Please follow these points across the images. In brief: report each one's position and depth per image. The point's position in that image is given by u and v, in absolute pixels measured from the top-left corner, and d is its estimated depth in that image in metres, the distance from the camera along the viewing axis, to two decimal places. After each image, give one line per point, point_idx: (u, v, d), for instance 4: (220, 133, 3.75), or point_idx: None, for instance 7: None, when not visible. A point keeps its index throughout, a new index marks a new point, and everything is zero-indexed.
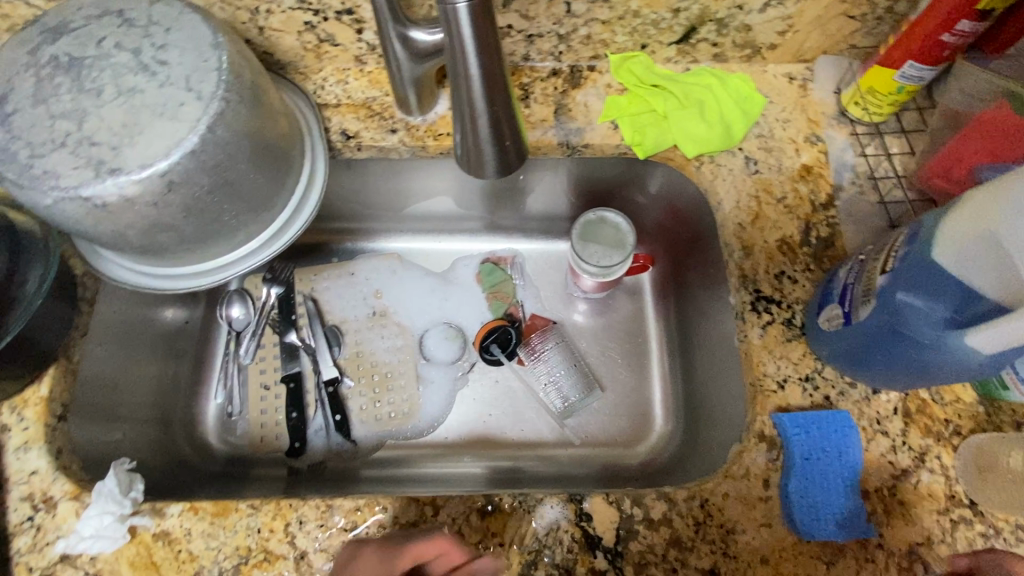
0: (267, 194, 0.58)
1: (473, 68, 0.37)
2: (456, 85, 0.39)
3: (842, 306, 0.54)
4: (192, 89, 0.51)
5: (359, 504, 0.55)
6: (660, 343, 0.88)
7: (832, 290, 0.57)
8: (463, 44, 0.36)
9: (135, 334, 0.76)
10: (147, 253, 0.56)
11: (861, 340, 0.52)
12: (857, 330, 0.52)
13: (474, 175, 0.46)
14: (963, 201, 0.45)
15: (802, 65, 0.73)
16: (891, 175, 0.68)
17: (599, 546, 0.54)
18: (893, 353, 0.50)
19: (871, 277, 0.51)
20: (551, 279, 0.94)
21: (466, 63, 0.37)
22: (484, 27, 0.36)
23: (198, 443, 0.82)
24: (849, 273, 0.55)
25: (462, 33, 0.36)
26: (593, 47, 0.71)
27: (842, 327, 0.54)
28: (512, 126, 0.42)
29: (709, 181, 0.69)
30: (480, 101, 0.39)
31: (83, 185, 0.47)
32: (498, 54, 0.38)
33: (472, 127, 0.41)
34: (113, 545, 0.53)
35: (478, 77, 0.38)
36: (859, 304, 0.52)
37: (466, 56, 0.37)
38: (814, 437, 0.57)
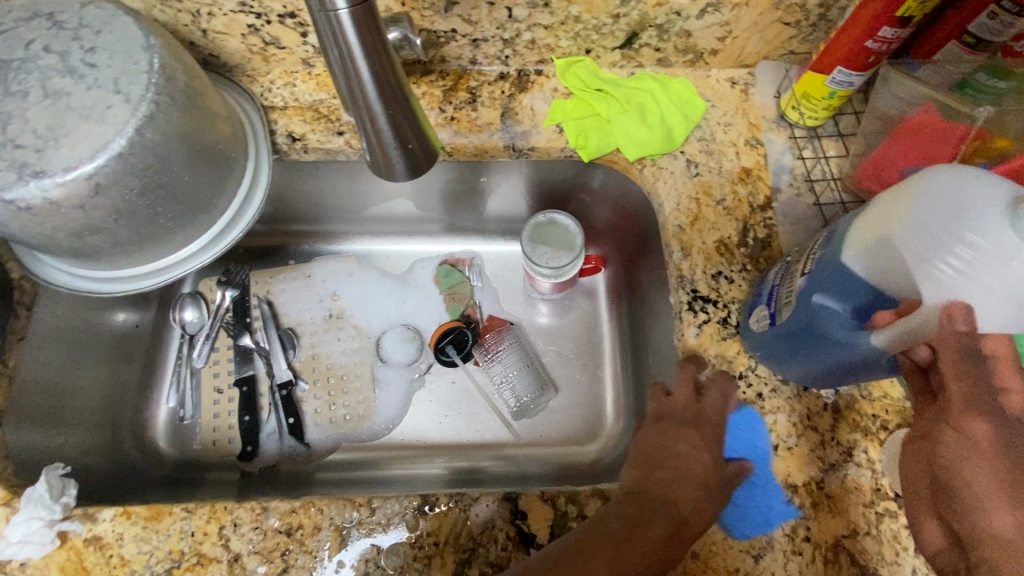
0: (204, 197, 0.58)
1: (364, 72, 0.38)
2: (351, 89, 0.40)
3: (769, 307, 0.56)
4: (120, 92, 0.51)
5: (295, 506, 0.55)
6: (614, 343, 0.89)
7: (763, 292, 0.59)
8: (351, 47, 0.36)
9: (81, 337, 0.76)
10: (80, 256, 0.56)
11: (784, 340, 0.54)
12: (781, 331, 0.54)
13: (386, 179, 0.45)
14: (870, 206, 0.47)
15: (744, 70, 0.75)
16: (827, 178, 0.70)
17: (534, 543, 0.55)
18: (813, 353, 0.52)
19: (792, 282, 0.53)
20: (507, 280, 0.95)
21: (358, 68, 0.38)
22: (370, 31, 0.36)
23: (147, 447, 0.81)
24: (778, 275, 0.57)
25: (348, 38, 0.36)
26: (538, 51, 0.72)
27: (770, 328, 0.56)
28: (416, 128, 0.42)
29: (651, 183, 0.70)
30: (377, 105, 0.40)
31: (6, 189, 0.47)
32: (392, 59, 0.39)
33: (375, 131, 0.41)
34: (40, 551, 0.52)
35: (371, 80, 0.38)
36: (782, 306, 0.54)
37: (355, 61, 0.37)
38: (737, 438, 0.59)
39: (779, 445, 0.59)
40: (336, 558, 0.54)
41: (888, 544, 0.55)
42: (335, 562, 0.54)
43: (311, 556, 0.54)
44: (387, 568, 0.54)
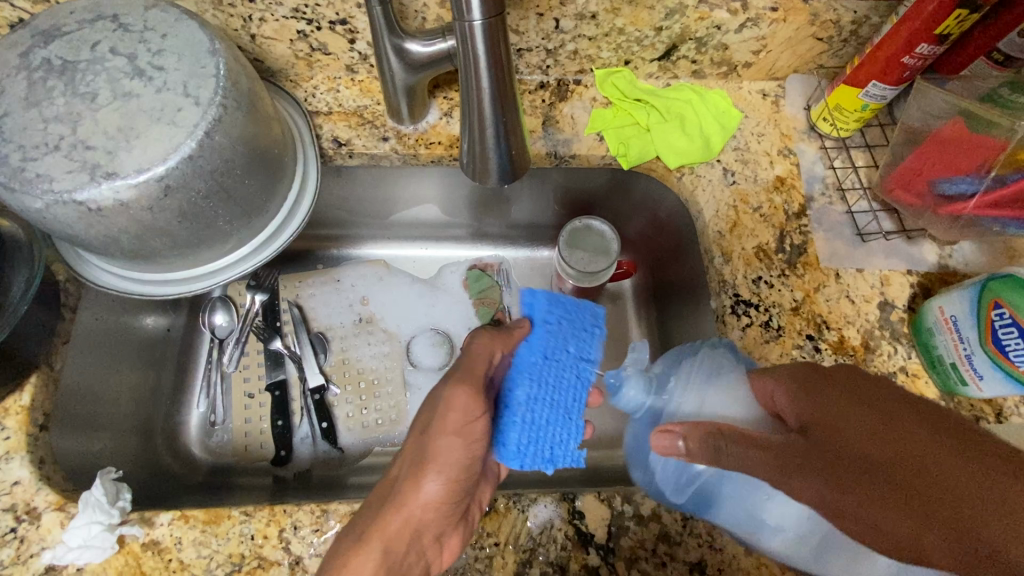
0: (262, 200, 0.58)
1: (485, 82, 0.39)
2: (467, 96, 0.41)
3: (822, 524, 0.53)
4: (189, 95, 0.51)
5: (354, 508, 0.55)
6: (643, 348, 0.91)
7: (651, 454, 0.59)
8: (478, 59, 0.38)
9: (115, 341, 0.75)
10: (136, 258, 0.56)
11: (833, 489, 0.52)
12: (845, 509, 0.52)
13: (479, 184, 0.48)
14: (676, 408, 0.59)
15: (775, 82, 0.78)
16: (858, 187, 0.73)
17: (592, 542, 0.56)
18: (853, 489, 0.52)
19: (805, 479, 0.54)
20: (535, 285, 0.96)
21: (480, 77, 0.39)
22: (499, 44, 0.37)
23: (180, 453, 0.80)
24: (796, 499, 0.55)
25: (477, 49, 0.37)
26: (579, 62, 0.74)
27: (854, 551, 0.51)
28: (519, 137, 0.44)
29: (690, 191, 0.73)
30: (489, 113, 0.41)
31: (77, 189, 0.47)
32: (510, 71, 0.40)
33: (480, 136, 0.43)
34: (100, 556, 0.52)
35: (490, 90, 0.40)
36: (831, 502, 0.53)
37: (481, 71, 0.39)
38: (552, 330, 0.58)
39: None
40: None
41: None
42: None
43: None
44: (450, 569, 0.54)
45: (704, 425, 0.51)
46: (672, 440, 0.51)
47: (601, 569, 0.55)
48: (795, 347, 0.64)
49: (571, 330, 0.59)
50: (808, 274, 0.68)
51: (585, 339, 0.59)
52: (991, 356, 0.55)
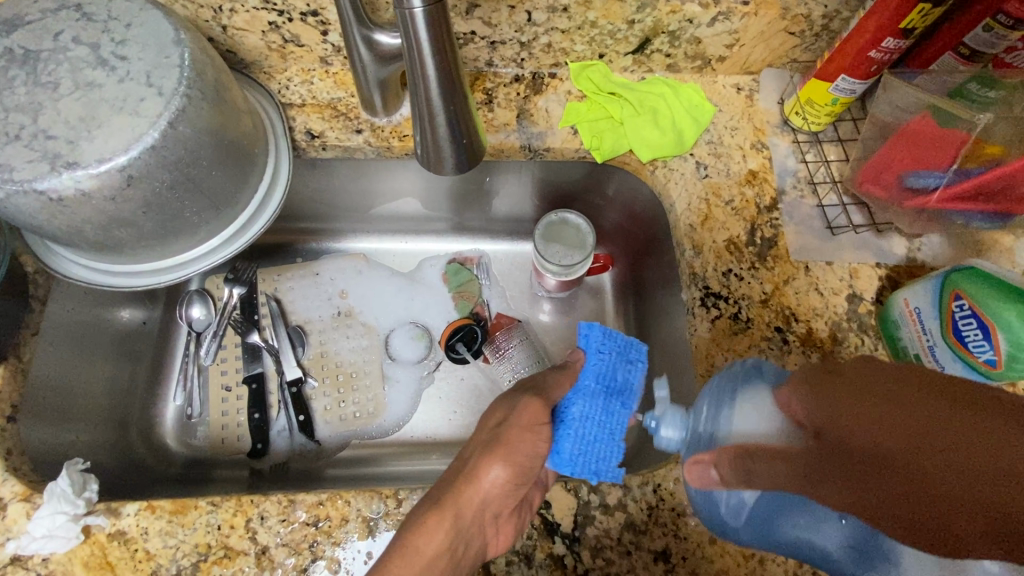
0: (230, 191, 0.58)
1: (431, 71, 0.39)
2: (413, 83, 0.41)
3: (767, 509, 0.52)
4: (152, 85, 0.51)
5: (321, 498, 0.56)
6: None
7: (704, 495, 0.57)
8: (423, 48, 0.38)
9: (89, 333, 0.75)
10: (103, 250, 0.56)
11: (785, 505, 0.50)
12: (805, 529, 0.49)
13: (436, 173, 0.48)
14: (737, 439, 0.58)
15: (749, 77, 0.78)
16: (829, 181, 0.73)
17: (557, 531, 0.56)
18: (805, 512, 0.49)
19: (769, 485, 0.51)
20: (515, 279, 0.96)
21: (427, 67, 0.39)
22: (442, 34, 0.38)
23: (156, 446, 0.80)
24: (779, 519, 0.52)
25: (420, 34, 0.37)
26: (554, 55, 0.74)
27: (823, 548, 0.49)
28: (470, 124, 0.44)
29: (663, 184, 0.73)
30: (438, 102, 0.41)
31: (37, 179, 0.47)
32: (456, 61, 0.40)
33: (431, 126, 0.43)
34: (65, 546, 0.52)
35: (437, 78, 0.40)
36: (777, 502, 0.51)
37: (424, 56, 0.38)
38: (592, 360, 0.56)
39: None
40: (364, 549, 0.55)
41: None
42: (363, 552, 0.54)
43: (338, 547, 0.55)
44: None
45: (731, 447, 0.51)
46: (704, 469, 0.52)
47: (566, 558, 0.55)
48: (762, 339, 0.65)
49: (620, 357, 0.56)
50: (777, 267, 0.68)
51: (627, 367, 0.56)
52: (953, 348, 0.56)
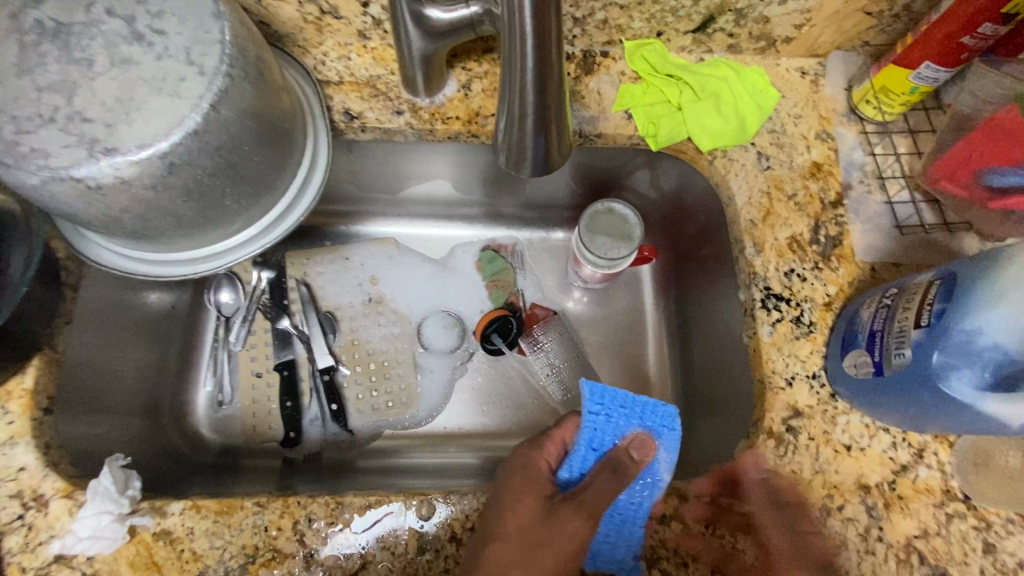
0: (271, 177, 0.55)
1: (530, 61, 0.35)
2: (509, 68, 0.37)
3: (873, 355, 0.54)
4: (193, 63, 0.47)
5: (369, 501, 0.54)
6: (659, 335, 0.89)
7: (857, 333, 0.57)
8: (524, 34, 0.34)
9: (119, 318, 0.72)
10: (140, 239, 0.53)
11: (892, 389, 0.52)
12: (889, 379, 0.52)
13: (516, 175, 0.45)
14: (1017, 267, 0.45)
15: (815, 59, 0.73)
16: (898, 175, 0.69)
17: (611, 541, 0.55)
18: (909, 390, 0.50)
19: (902, 326, 0.51)
20: (550, 268, 0.93)
21: (524, 55, 0.35)
22: (548, 20, 0.33)
23: (188, 433, 0.79)
24: (875, 347, 0.54)
25: (525, 20, 0.33)
26: (608, 32, 0.69)
27: (873, 380, 0.54)
28: (560, 114, 0.40)
29: (721, 176, 0.69)
30: (531, 95, 0.38)
31: (75, 165, 0.44)
32: (558, 49, 0.36)
33: (519, 122, 0.40)
34: (111, 546, 0.51)
35: (534, 68, 0.36)
36: (891, 353, 0.51)
37: (525, 43, 0.34)
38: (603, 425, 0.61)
39: (852, 445, 0.59)
40: (414, 556, 0.53)
41: (958, 544, 0.56)
42: (413, 559, 0.53)
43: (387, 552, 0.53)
44: None
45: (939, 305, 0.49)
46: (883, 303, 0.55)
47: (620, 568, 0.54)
48: (824, 344, 0.62)
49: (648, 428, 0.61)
50: (842, 267, 0.65)
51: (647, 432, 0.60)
52: None
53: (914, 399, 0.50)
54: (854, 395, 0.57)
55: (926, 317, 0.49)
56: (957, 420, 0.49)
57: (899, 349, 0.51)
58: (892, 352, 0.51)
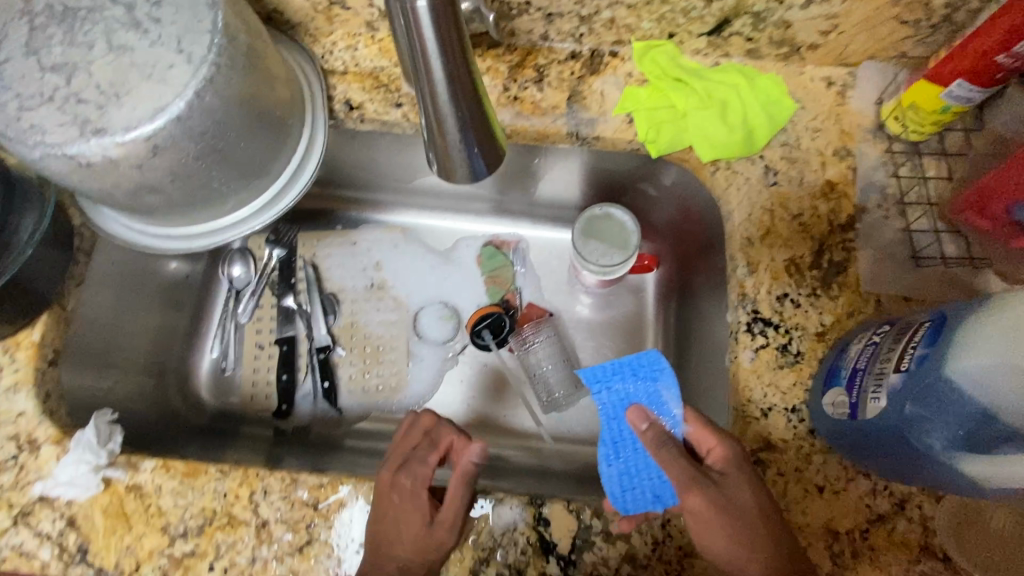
0: (259, 163, 0.57)
1: (437, 75, 0.33)
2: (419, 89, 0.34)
3: (850, 396, 0.49)
4: (182, 51, 0.49)
5: (323, 481, 0.56)
6: (656, 347, 0.86)
7: (840, 370, 0.52)
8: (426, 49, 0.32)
9: (133, 283, 0.78)
10: (136, 213, 0.56)
11: (866, 437, 0.48)
12: (863, 425, 0.47)
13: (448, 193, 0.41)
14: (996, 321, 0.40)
15: (844, 69, 0.68)
16: (922, 202, 0.63)
17: (553, 551, 0.54)
18: (885, 445, 0.46)
19: (883, 367, 0.46)
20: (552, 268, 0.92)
21: (427, 51, 0.32)
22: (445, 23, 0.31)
23: (191, 395, 0.84)
24: (853, 387, 0.49)
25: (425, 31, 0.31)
26: (616, 32, 0.66)
27: (847, 422, 0.49)
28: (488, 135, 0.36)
29: (722, 189, 0.65)
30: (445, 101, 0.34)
31: (67, 143, 0.47)
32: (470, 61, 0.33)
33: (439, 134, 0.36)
34: (86, 493, 0.55)
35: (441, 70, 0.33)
36: (868, 396, 0.47)
37: (428, 56, 0.32)
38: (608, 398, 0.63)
39: (826, 486, 0.55)
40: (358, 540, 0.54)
41: None
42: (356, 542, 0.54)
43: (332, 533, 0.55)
44: None
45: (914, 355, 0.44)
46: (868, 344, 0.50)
47: None
48: (810, 376, 0.58)
49: (647, 382, 0.62)
50: (843, 296, 0.60)
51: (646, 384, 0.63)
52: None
53: (887, 451, 0.47)
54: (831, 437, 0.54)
55: (905, 362, 0.45)
56: (938, 476, 0.45)
57: (874, 394, 0.46)
58: (868, 396, 0.47)
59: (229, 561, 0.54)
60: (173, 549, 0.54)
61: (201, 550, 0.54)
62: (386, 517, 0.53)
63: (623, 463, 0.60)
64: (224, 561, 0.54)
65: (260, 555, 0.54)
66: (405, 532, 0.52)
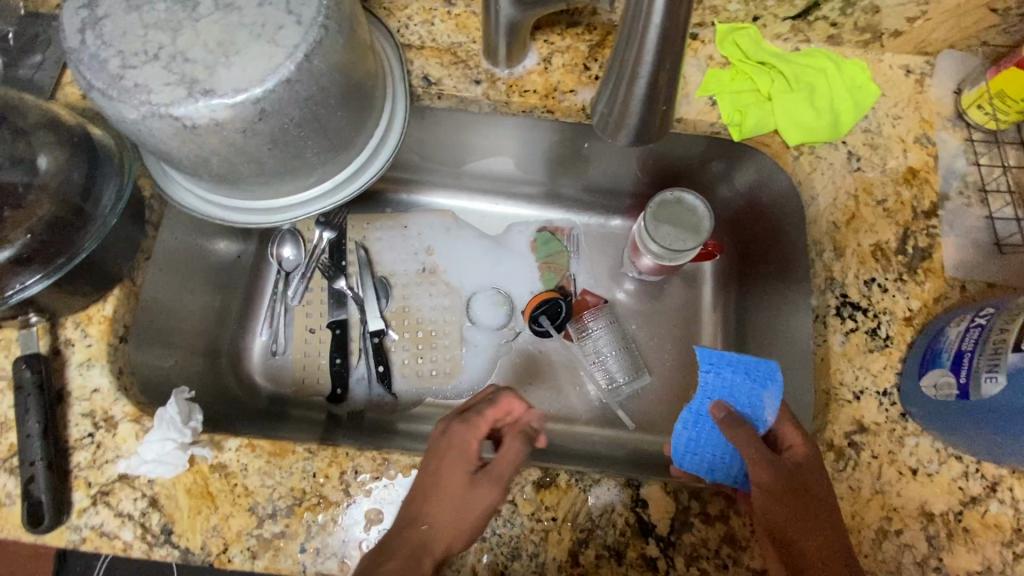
0: (350, 135, 0.55)
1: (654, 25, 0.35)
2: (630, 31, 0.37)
3: (957, 377, 0.50)
4: (291, 12, 0.47)
5: (415, 461, 0.55)
6: (714, 335, 0.86)
7: (941, 352, 0.53)
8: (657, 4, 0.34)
9: (190, 261, 0.75)
10: (222, 183, 0.54)
11: (978, 416, 0.49)
12: (975, 405, 0.48)
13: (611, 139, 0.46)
14: None
15: (923, 58, 0.68)
16: (1002, 190, 0.64)
17: (652, 533, 0.54)
18: (1001, 422, 0.47)
19: (996, 345, 0.48)
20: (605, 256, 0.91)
21: (652, 13, 0.35)
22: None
23: (242, 378, 0.82)
24: (962, 369, 0.50)
25: None
26: (701, 13, 0.66)
27: (955, 404, 0.51)
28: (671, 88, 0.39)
29: (806, 173, 0.65)
30: (649, 57, 0.37)
31: (174, 104, 0.45)
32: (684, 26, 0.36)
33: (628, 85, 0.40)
34: (172, 471, 0.53)
35: (656, 33, 0.36)
36: (980, 376, 0.48)
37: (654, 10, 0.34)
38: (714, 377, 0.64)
39: (919, 469, 0.55)
40: None
41: None
42: None
43: None
44: (504, 536, 0.53)
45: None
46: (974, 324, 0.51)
47: (658, 561, 0.53)
48: (900, 360, 0.58)
49: (754, 384, 0.62)
50: (929, 282, 0.60)
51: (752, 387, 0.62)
52: None
53: (1002, 429, 0.47)
54: (930, 418, 0.54)
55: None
56: None
57: (990, 372, 0.47)
58: (981, 375, 0.48)
59: (322, 542, 0.53)
60: (262, 529, 0.53)
61: (292, 530, 0.53)
62: (434, 476, 0.51)
63: (695, 432, 0.63)
64: (316, 541, 0.53)
65: (353, 535, 0.53)
66: (449, 486, 0.50)
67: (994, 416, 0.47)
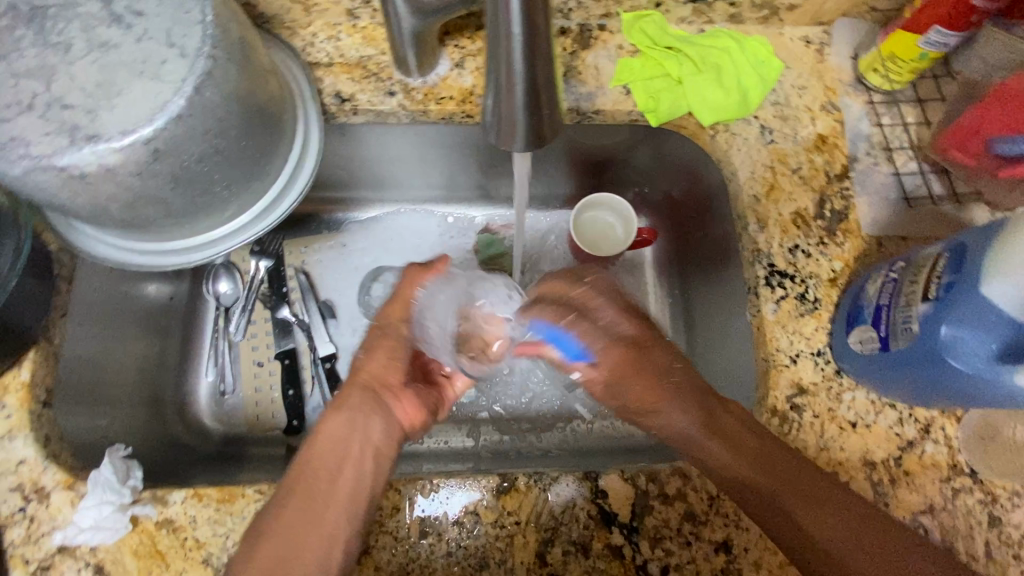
0: (261, 163, 0.53)
1: (517, 27, 0.33)
2: (495, 44, 0.35)
3: (879, 330, 0.53)
4: (174, 45, 0.45)
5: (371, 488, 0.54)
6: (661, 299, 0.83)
7: (863, 309, 0.56)
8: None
9: (115, 310, 0.72)
10: (130, 228, 0.52)
11: (899, 366, 0.51)
12: (895, 356, 0.51)
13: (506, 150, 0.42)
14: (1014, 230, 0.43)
15: (819, 28, 0.71)
16: (906, 146, 0.67)
17: (615, 522, 0.54)
18: (919, 370, 0.49)
19: (909, 299, 0.50)
20: (523, 171, 0.56)
21: (511, 19, 0.33)
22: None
23: (192, 423, 0.78)
24: (883, 321, 0.52)
25: None
26: (604, 4, 0.67)
27: (880, 354, 0.53)
28: (552, 94, 0.37)
29: (723, 151, 0.67)
30: (520, 64, 0.35)
31: (56, 154, 0.43)
32: (550, 22, 0.34)
33: (507, 92, 0.37)
34: (114, 536, 0.52)
35: (522, 39, 0.34)
36: (898, 328, 0.51)
37: (512, 15, 0.32)
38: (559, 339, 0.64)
39: (857, 422, 0.58)
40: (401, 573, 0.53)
41: (964, 518, 0.56)
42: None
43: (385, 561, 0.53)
44: (469, 548, 0.53)
45: (941, 270, 0.48)
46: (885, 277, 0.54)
47: (624, 548, 0.54)
48: (830, 321, 0.61)
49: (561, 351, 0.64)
50: (848, 242, 0.63)
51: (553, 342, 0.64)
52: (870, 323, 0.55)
53: (919, 376, 0.50)
54: (859, 373, 0.57)
55: (933, 290, 0.48)
56: (972, 395, 0.47)
57: (906, 320, 0.50)
58: (899, 327, 0.50)
59: None
60: None
61: None
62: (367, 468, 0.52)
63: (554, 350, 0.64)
64: None
65: None
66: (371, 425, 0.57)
67: (909, 362, 0.50)
